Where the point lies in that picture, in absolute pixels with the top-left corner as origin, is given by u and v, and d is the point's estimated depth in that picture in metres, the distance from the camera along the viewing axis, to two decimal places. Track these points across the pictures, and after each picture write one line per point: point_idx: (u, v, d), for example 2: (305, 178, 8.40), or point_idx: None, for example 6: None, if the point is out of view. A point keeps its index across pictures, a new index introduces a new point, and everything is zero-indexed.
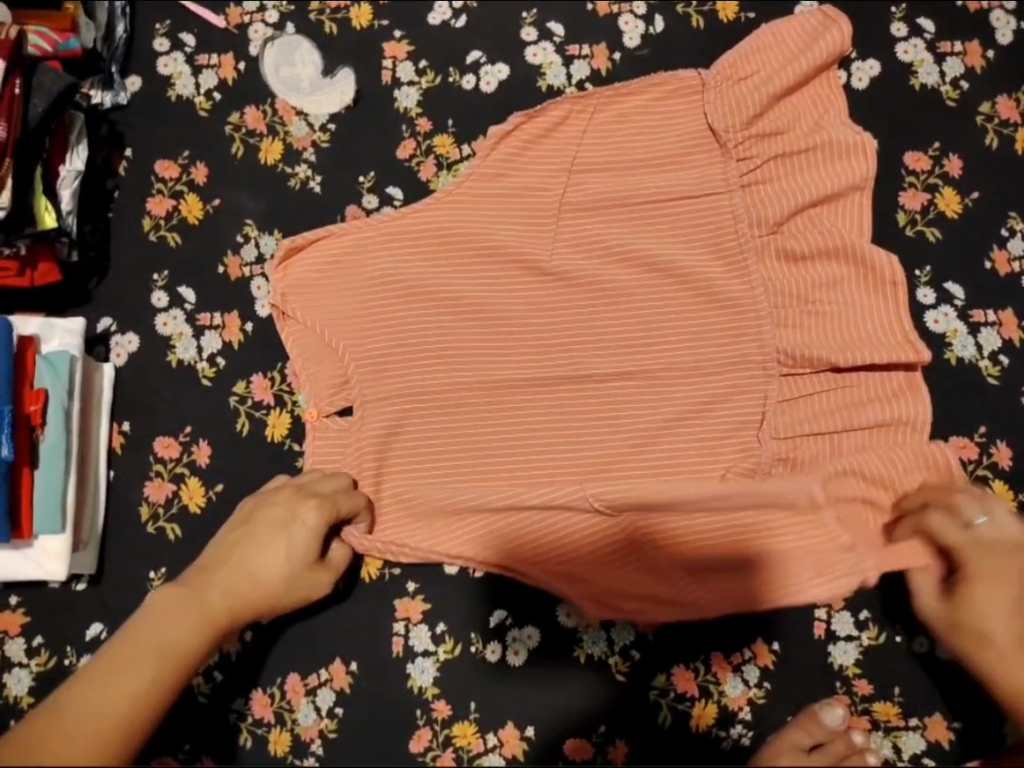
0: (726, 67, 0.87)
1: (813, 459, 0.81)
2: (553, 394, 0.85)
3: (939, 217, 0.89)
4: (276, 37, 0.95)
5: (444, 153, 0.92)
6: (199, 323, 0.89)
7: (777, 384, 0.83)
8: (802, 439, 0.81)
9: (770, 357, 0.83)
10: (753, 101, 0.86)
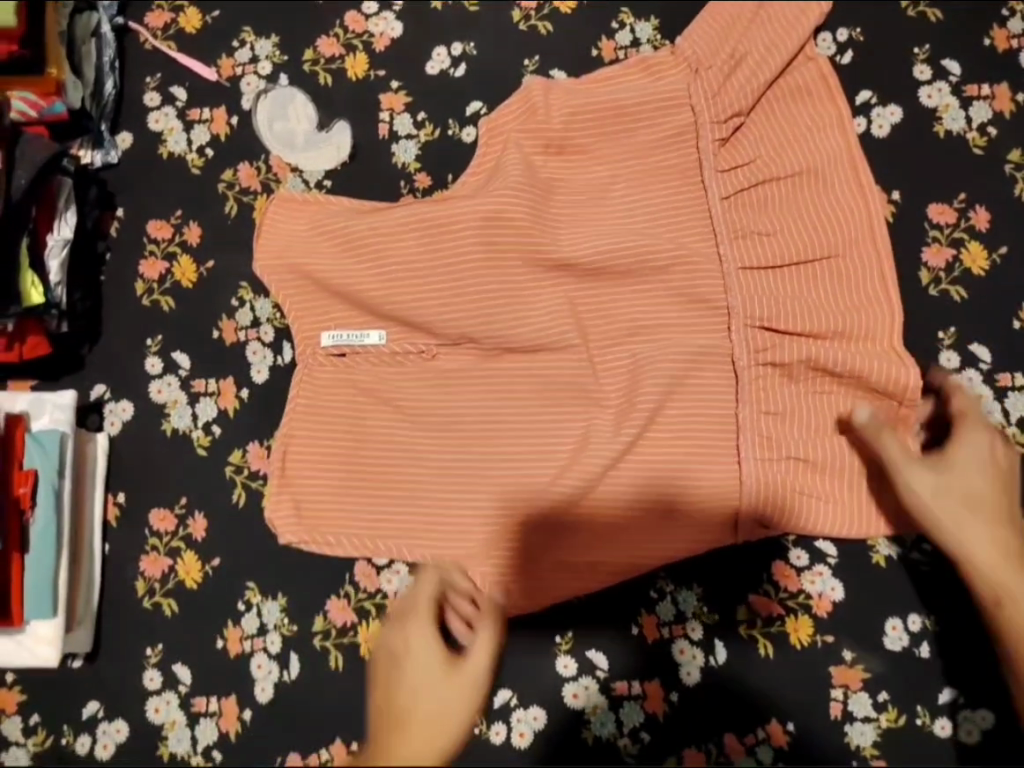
0: (725, 130, 0.86)
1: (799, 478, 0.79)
2: (556, 467, 0.82)
3: (965, 274, 0.84)
4: (268, 90, 0.92)
5: None
6: (193, 390, 0.87)
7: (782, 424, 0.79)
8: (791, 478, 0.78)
9: (761, 426, 0.79)
10: (744, 173, 0.86)
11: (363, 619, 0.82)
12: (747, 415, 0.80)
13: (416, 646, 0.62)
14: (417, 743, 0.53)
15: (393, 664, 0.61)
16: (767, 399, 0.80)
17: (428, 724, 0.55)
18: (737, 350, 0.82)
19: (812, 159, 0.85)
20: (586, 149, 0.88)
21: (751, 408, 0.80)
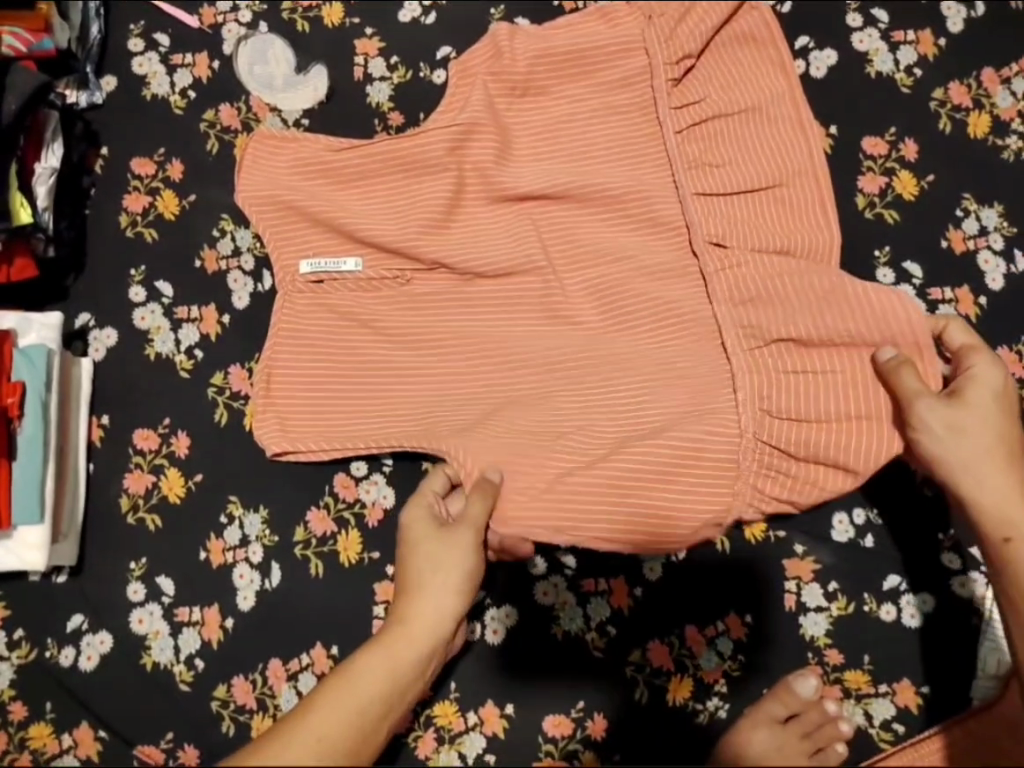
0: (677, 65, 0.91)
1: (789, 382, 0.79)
2: (525, 379, 0.86)
3: (897, 199, 0.92)
4: (249, 36, 0.97)
5: None
6: (177, 316, 0.91)
7: (760, 331, 0.81)
8: (779, 386, 0.79)
9: (737, 331, 0.82)
10: (696, 106, 0.91)
11: (342, 529, 0.86)
12: (727, 314, 0.83)
13: (432, 566, 0.76)
14: (386, 669, 0.70)
15: (406, 585, 0.76)
16: (744, 294, 0.83)
17: (413, 646, 0.73)
18: (702, 262, 0.85)
19: (758, 97, 0.91)
20: (548, 90, 0.93)
21: (730, 306, 0.83)
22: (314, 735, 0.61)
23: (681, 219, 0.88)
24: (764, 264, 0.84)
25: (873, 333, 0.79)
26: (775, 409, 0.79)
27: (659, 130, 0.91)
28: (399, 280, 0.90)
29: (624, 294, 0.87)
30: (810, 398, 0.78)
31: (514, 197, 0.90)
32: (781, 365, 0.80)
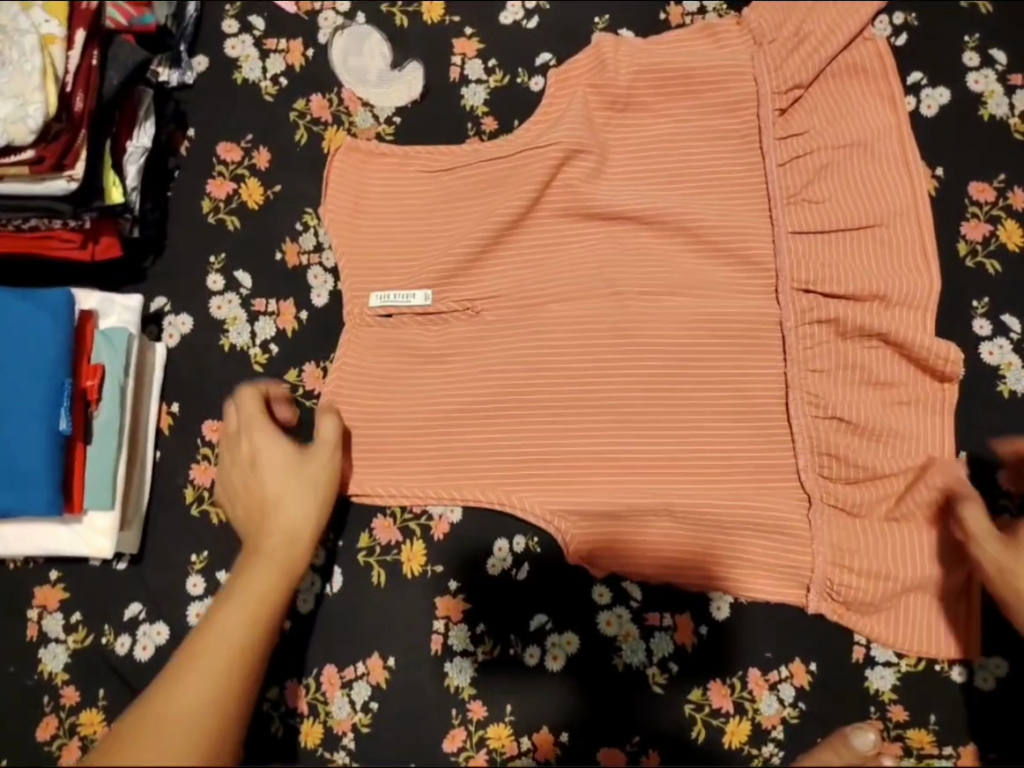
0: (785, 94, 0.89)
1: (839, 448, 0.82)
2: (605, 402, 0.85)
3: (1000, 248, 0.89)
4: (345, 26, 0.95)
5: None
6: (254, 308, 0.89)
7: (823, 393, 0.83)
8: (834, 451, 0.82)
9: (801, 388, 0.84)
10: (800, 138, 0.88)
11: (407, 539, 0.84)
12: (795, 374, 0.84)
13: (278, 474, 0.73)
14: (269, 571, 0.67)
15: (263, 501, 0.72)
16: (816, 359, 0.84)
17: (273, 560, 0.68)
18: (786, 311, 0.85)
19: (867, 133, 0.87)
20: (649, 106, 0.90)
21: (799, 367, 0.84)
22: (206, 674, 0.58)
23: (773, 257, 0.87)
24: (847, 315, 0.83)
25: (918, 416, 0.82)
26: (821, 472, 0.82)
27: (761, 160, 0.89)
28: (484, 288, 0.88)
29: (712, 329, 0.86)
30: (857, 465, 0.81)
31: (609, 214, 0.88)
32: (835, 433, 0.83)
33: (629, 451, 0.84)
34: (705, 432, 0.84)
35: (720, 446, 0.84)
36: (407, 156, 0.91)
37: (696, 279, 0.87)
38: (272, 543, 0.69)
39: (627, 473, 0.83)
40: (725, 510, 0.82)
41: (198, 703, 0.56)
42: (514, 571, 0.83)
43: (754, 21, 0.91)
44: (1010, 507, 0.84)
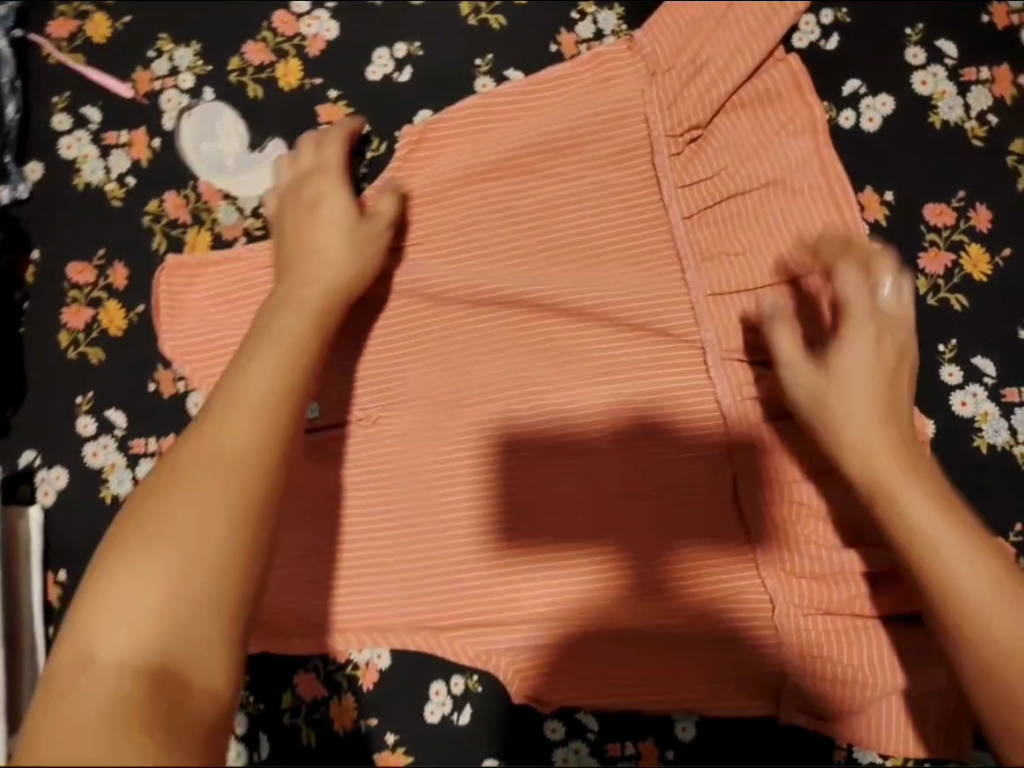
0: (685, 135, 0.79)
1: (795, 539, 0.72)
2: (534, 518, 0.75)
3: (965, 280, 0.78)
4: (192, 106, 0.82)
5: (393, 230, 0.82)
6: (133, 450, 0.79)
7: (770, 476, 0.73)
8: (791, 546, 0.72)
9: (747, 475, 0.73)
10: (707, 184, 0.78)
11: (335, 692, 0.76)
12: (742, 458, 0.74)
13: (331, 240, 0.74)
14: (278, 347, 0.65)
15: (313, 248, 0.74)
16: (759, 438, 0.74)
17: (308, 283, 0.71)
18: (718, 388, 0.75)
19: (782, 168, 0.77)
20: (541, 169, 0.79)
21: (747, 451, 0.74)
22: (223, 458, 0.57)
23: (699, 325, 0.76)
24: (783, 387, 0.74)
25: None
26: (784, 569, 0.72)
27: (665, 215, 0.79)
28: (386, 400, 0.79)
29: (646, 418, 0.75)
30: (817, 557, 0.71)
31: (514, 302, 0.78)
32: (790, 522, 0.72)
33: (566, 572, 0.74)
34: (648, 540, 0.74)
35: (668, 554, 0.73)
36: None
37: (623, 362, 0.76)
38: (314, 272, 0.72)
39: (568, 598, 0.73)
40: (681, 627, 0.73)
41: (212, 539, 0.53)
42: (455, 715, 0.76)
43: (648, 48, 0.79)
44: None
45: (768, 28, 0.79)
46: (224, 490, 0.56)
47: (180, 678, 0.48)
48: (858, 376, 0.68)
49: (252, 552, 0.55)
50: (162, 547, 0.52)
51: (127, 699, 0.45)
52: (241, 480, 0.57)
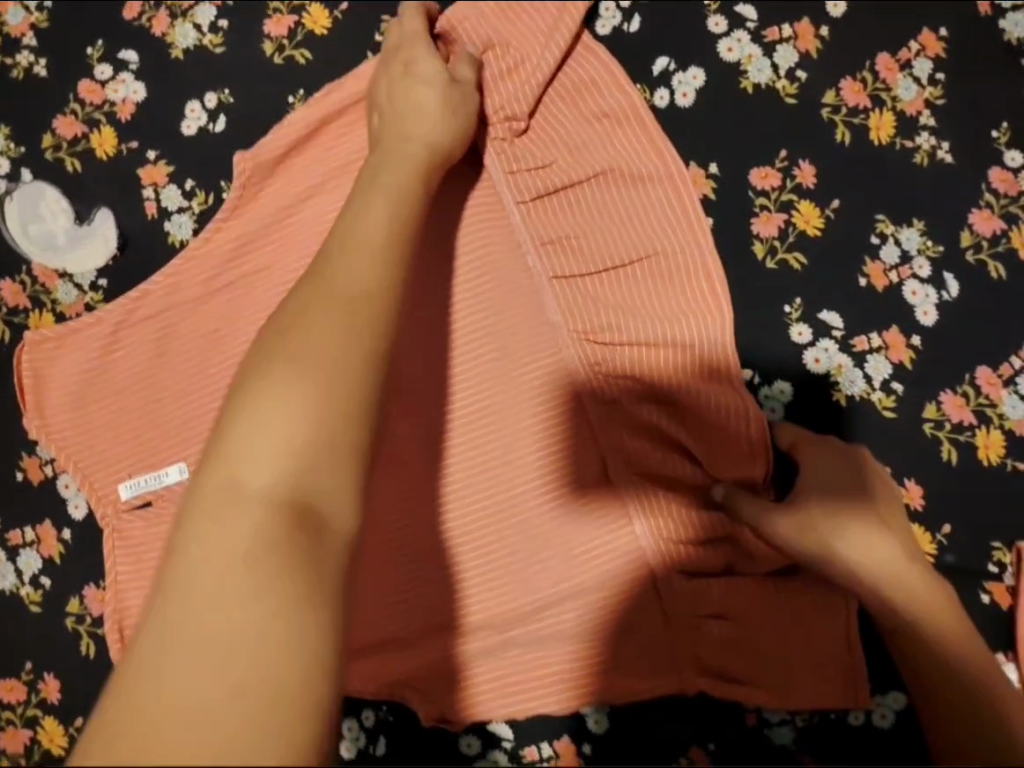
0: (510, 128, 0.80)
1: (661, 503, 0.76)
2: (413, 534, 0.79)
3: (800, 237, 0.79)
4: (12, 190, 0.81)
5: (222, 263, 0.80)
6: (11, 542, 0.79)
7: (628, 450, 0.77)
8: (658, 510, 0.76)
9: (608, 452, 0.77)
10: (538, 173, 0.79)
11: None
12: (603, 434, 0.77)
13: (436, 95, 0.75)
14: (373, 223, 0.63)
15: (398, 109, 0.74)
16: (616, 414, 0.77)
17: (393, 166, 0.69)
18: (570, 370, 0.78)
19: (610, 150, 0.78)
20: None
21: (605, 427, 0.77)
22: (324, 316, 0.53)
23: (542, 309, 0.79)
24: (631, 363, 0.77)
25: (753, 451, 0.74)
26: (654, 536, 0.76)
27: (502, 206, 0.81)
28: None
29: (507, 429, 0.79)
30: (681, 518, 0.75)
31: None
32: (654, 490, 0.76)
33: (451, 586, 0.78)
34: (519, 535, 0.78)
35: (543, 553, 0.77)
36: (134, 323, 0.80)
37: (468, 371, 0.80)
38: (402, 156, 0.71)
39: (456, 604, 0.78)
40: (565, 618, 0.76)
41: (297, 418, 0.47)
42: (372, 747, 0.77)
43: (460, 52, 0.79)
44: None
45: (574, 20, 0.79)
46: (353, 328, 0.53)
47: (320, 515, 0.45)
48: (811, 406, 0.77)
49: (350, 445, 0.48)
50: (294, 383, 0.48)
51: (272, 537, 0.42)
52: (368, 305, 0.55)
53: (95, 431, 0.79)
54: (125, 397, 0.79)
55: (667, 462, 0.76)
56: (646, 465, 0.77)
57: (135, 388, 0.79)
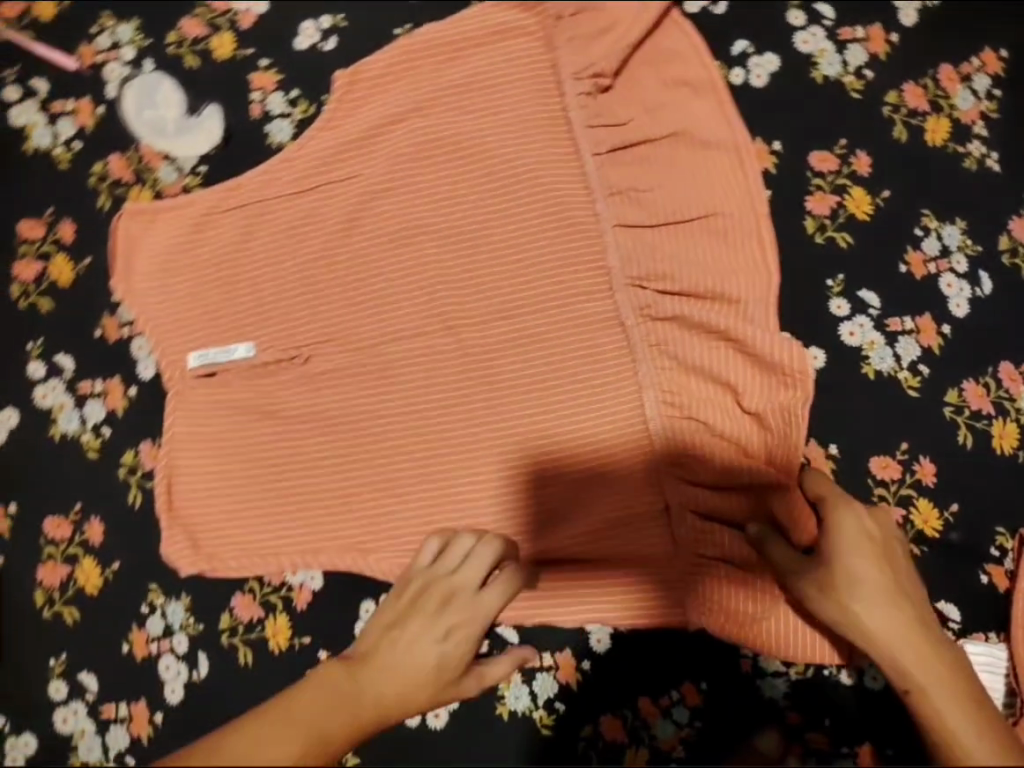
0: (594, 83, 0.85)
1: (691, 447, 0.79)
2: (453, 444, 0.82)
3: (849, 219, 0.84)
4: (133, 76, 0.88)
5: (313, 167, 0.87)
6: (80, 391, 0.85)
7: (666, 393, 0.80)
8: (687, 453, 0.79)
9: (646, 392, 0.80)
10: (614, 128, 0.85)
11: (270, 613, 0.81)
12: (647, 376, 0.80)
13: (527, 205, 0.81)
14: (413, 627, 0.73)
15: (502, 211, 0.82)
16: (659, 358, 0.81)
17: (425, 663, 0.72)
18: (620, 312, 0.82)
19: (685, 116, 0.85)
20: (457, 125, 0.86)
21: (650, 368, 0.80)
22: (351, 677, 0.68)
23: (603, 254, 0.83)
24: (680, 312, 0.81)
25: (786, 408, 0.78)
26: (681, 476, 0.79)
27: (576, 152, 0.85)
28: (313, 339, 0.84)
29: (555, 357, 0.83)
30: (709, 463, 0.78)
31: (432, 251, 0.85)
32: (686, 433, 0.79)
33: (481, 495, 0.81)
34: (552, 457, 0.80)
35: (574, 475, 0.80)
36: (227, 210, 0.86)
37: (528, 299, 0.84)
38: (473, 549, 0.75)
39: (484, 516, 0.80)
40: (585, 540, 0.80)
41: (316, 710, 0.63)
42: None
43: (557, 16, 0.87)
44: (887, 495, 0.81)
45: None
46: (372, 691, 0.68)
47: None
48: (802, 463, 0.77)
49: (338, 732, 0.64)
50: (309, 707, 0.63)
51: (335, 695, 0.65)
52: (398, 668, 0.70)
53: (174, 300, 0.85)
54: (206, 274, 0.85)
55: (702, 409, 0.79)
56: (681, 409, 0.79)
57: (218, 269, 0.86)
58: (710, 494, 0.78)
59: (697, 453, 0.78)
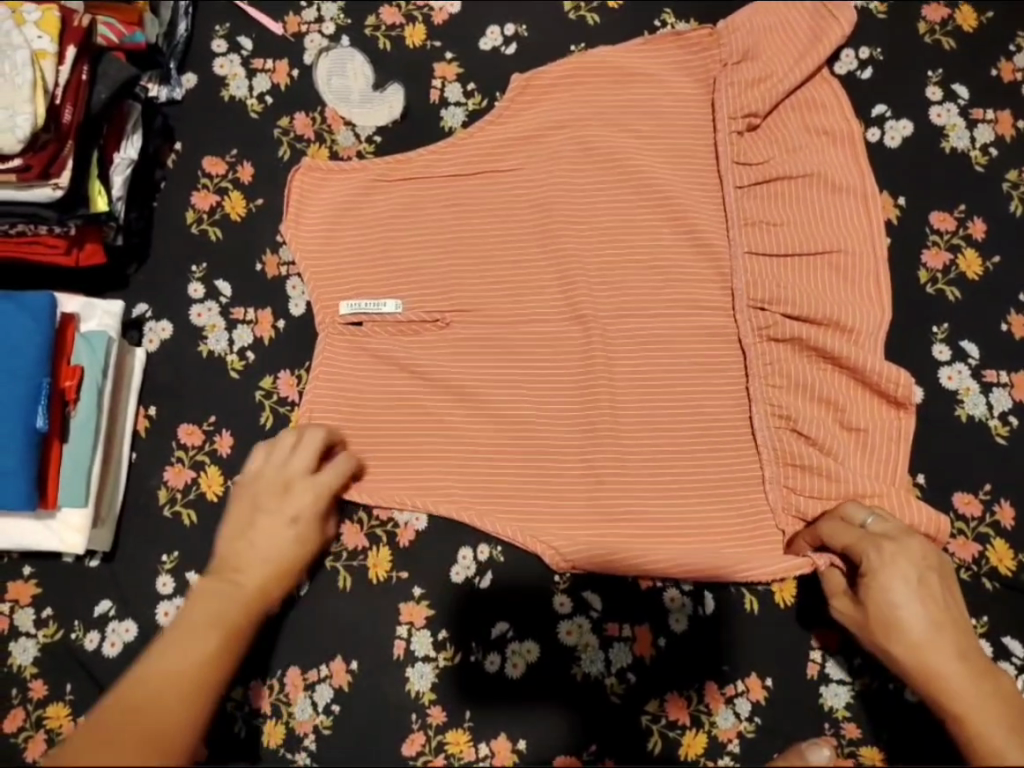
0: (745, 123, 0.94)
1: (794, 460, 0.84)
2: (571, 418, 0.87)
3: (960, 277, 0.92)
4: (330, 48, 0.99)
5: (479, 149, 0.95)
6: (232, 317, 0.92)
7: (778, 407, 0.85)
8: (789, 464, 0.84)
9: (757, 404, 0.86)
10: (757, 163, 0.93)
11: (374, 545, 0.86)
12: (756, 389, 0.86)
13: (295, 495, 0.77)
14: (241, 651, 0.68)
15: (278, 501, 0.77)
16: (773, 375, 0.86)
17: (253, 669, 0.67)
18: (740, 328, 0.88)
19: (823, 164, 0.92)
20: (616, 135, 0.94)
21: (760, 383, 0.87)
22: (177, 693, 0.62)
23: (730, 276, 0.90)
24: (797, 335, 0.86)
25: (887, 439, 0.83)
26: (779, 486, 0.84)
27: (720, 182, 0.93)
28: (455, 302, 0.90)
29: (676, 356, 0.88)
30: (809, 478, 0.83)
31: (575, 240, 0.91)
32: (790, 447, 0.84)
33: (591, 468, 0.85)
34: (662, 445, 0.86)
35: (680, 466, 0.85)
36: (398, 179, 0.94)
37: (659, 297, 0.90)
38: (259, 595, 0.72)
39: (592, 489, 0.85)
40: (682, 527, 0.84)
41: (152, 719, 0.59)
42: (477, 580, 0.85)
43: (723, 61, 0.95)
44: (965, 530, 0.86)
45: (824, 54, 0.95)
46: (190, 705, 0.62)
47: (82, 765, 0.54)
48: (898, 542, 0.76)
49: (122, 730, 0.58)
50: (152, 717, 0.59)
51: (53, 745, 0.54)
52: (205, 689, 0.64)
53: (336, 245, 0.93)
54: (363, 229, 0.93)
55: (807, 427, 0.83)
56: (789, 423, 0.84)
57: (377, 227, 0.93)
58: (804, 504, 0.83)
59: (798, 466, 0.83)
